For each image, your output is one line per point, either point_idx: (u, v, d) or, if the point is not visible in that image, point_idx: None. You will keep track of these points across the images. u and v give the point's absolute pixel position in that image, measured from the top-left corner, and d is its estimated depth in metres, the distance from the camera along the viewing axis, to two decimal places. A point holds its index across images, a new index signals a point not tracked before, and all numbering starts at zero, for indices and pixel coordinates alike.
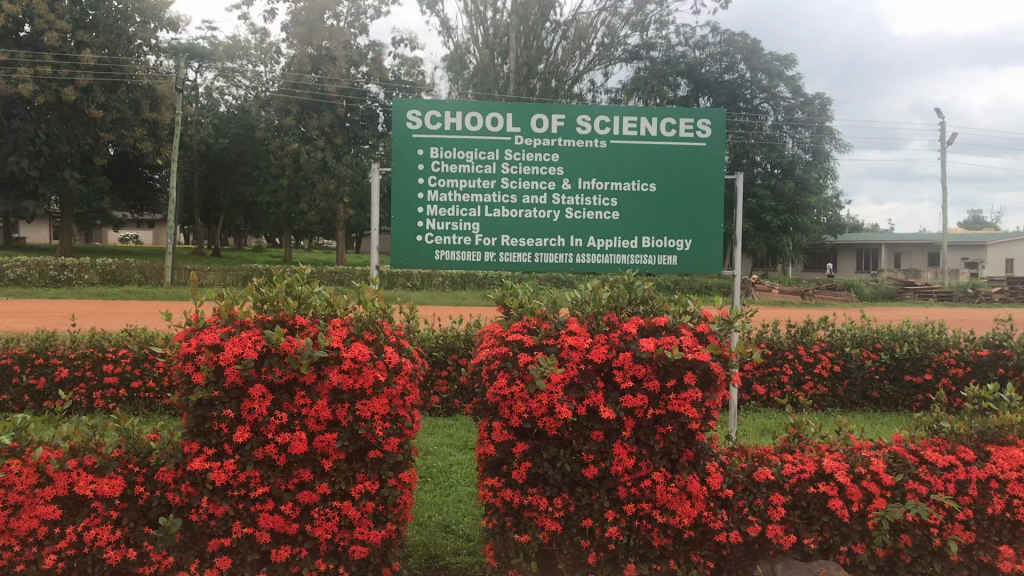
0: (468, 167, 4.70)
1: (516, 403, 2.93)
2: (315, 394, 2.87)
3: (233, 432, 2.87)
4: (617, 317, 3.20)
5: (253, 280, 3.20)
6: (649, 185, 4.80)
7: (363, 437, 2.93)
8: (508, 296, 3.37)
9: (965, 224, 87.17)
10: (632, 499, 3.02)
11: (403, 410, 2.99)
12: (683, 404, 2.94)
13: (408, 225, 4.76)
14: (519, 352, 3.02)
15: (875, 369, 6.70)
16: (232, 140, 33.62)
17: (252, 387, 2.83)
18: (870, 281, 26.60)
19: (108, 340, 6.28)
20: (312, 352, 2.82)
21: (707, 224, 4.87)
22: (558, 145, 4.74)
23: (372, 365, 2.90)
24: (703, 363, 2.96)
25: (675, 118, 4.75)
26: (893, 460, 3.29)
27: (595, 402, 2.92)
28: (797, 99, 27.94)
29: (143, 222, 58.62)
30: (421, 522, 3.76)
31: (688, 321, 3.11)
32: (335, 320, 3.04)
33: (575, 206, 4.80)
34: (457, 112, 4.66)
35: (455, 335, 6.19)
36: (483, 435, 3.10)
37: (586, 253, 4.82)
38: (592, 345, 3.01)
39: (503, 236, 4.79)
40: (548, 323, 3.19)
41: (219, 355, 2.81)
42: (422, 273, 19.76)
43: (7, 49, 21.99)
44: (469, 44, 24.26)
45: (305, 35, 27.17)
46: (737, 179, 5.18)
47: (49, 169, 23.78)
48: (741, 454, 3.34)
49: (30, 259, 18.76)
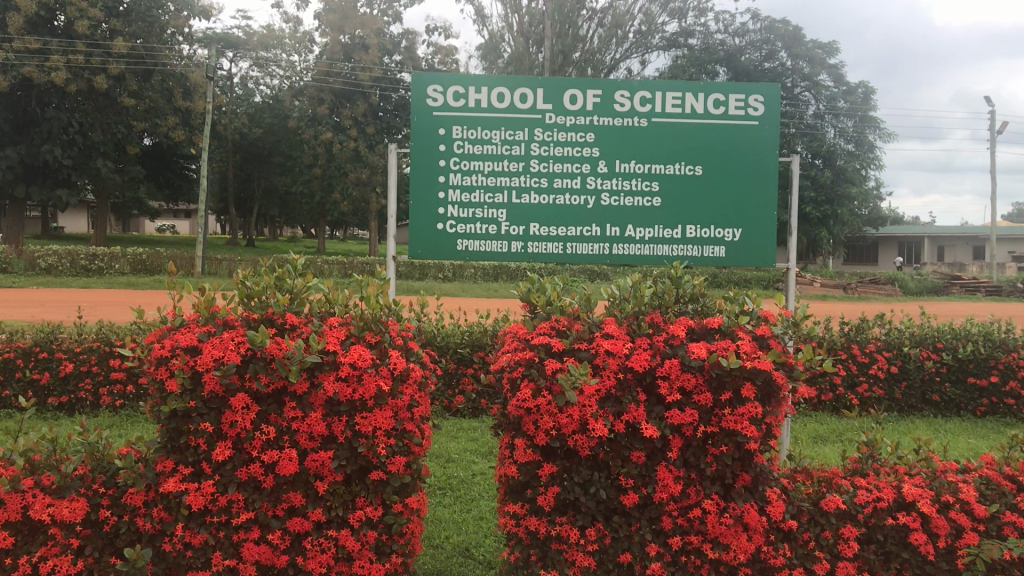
0: (494, 147, 4.27)
1: (542, 418, 2.51)
2: (308, 406, 2.46)
3: (212, 448, 2.47)
4: (662, 318, 2.73)
5: (241, 272, 2.79)
6: (695, 169, 4.32)
7: (363, 456, 2.51)
8: (535, 292, 2.91)
9: (1009, 216, 84.99)
10: (677, 531, 2.58)
11: (411, 425, 2.57)
12: (740, 421, 2.50)
13: (428, 212, 4.34)
14: (546, 358, 2.57)
15: (936, 371, 6.14)
16: (266, 129, 33.44)
17: (234, 397, 2.43)
18: (917, 274, 25.62)
19: (116, 334, 5.90)
20: (303, 356, 2.42)
21: (761, 214, 4.37)
22: (594, 124, 4.29)
23: (374, 371, 2.48)
24: (764, 372, 2.52)
25: (723, 95, 4.29)
26: (985, 487, 2.80)
27: (636, 417, 2.48)
28: (840, 88, 26.95)
29: (179, 210, 58.96)
30: (436, 544, 3.33)
31: (744, 322, 2.66)
32: (332, 319, 2.62)
33: (611, 191, 4.33)
34: (483, 87, 4.23)
35: (480, 331, 5.73)
36: (505, 454, 2.68)
37: (623, 243, 4.34)
38: (631, 349, 2.57)
39: (532, 225, 4.34)
40: (581, 324, 2.73)
41: (196, 360, 2.41)
42: (454, 265, 19.22)
43: (39, 38, 21.64)
44: (503, 32, 23.52)
45: (337, 23, 26.95)
46: (795, 161, 4.68)
47: (82, 158, 23.37)
48: (806, 479, 2.86)
49: (62, 248, 18.43)
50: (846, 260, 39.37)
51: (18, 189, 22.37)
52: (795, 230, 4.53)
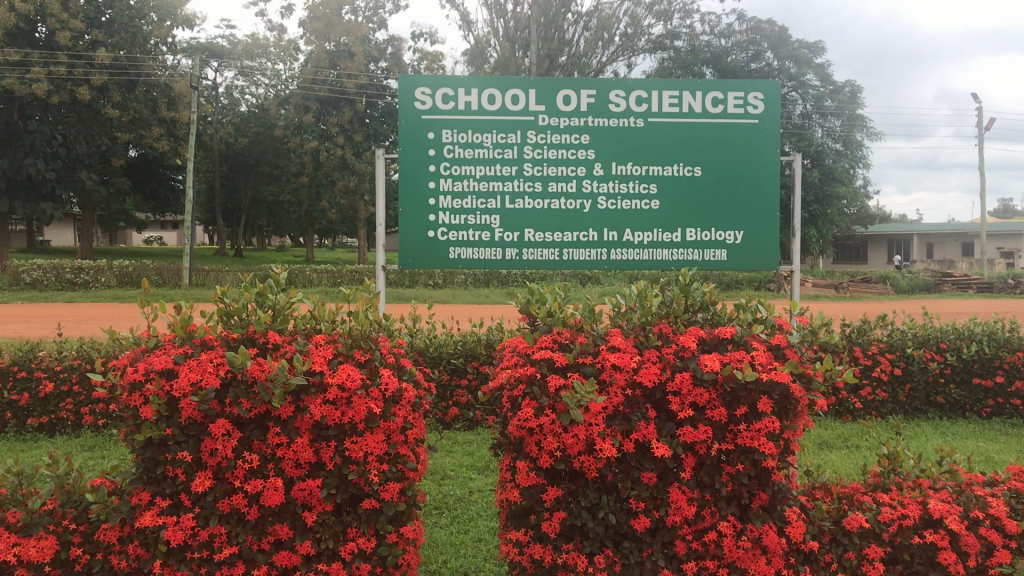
0: (485, 152, 4.11)
1: (546, 439, 2.34)
2: (293, 431, 2.30)
3: (191, 479, 2.29)
4: (671, 329, 2.56)
5: (221, 286, 2.60)
6: (694, 170, 4.16)
7: (354, 484, 2.34)
8: (534, 303, 2.74)
9: (997, 213, 85.29)
10: (692, 556, 2.41)
11: (405, 449, 2.40)
12: (756, 437, 2.34)
13: (417, 219, 4.16)
14: (549, 374, 2.40)
15: (940, 372, 5.95)
16: (252, 139, 33.21)
17: (214, 424, 2.26)
18: (908, 273, 25.50)
19: (98, 351, 5.69)
20: (287, 379, 2.25)
21: (765, 216, 4.20)
22: (588, 125, 4.13)
23: (364, 393, 2.31)
24: (781, 385, 2.35)
25: (722, 93, 4.14)
26: (1013, 501, 2.64)
27: (645, 436, 2.32)
28: (827, 88, 26.84)
29: (166, 221, 58.66)
30: (432, 569, 3.15)
31: (759, 332, 2.51)
32: (319, 337, 2.44)
33: (608, 194, 4.17)
34: (473, 88, 4.07)
35: (474, 340, 5.53)
36: (507, 478, 2.51)
37: (621, 249, 4.18)
38: (640, 363, 2.40)
39: (527, 230, 4.18)
40: (585, 336, 2.55)
41: (171, 384, 2.24)
42: (445, 272, 19.01)
43: (20, 50, 21.37)
44: (489, 37, 23.42)
45: (322, 30, 26.73)
46: (796, 159, 4.53)
47: (66, 170, 23.07)
48: (824, 495, 2.71)
49: (46, 262, 18.19)
50: (836, 259, 40.41)
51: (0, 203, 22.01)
52: (798, 232, 4.38)
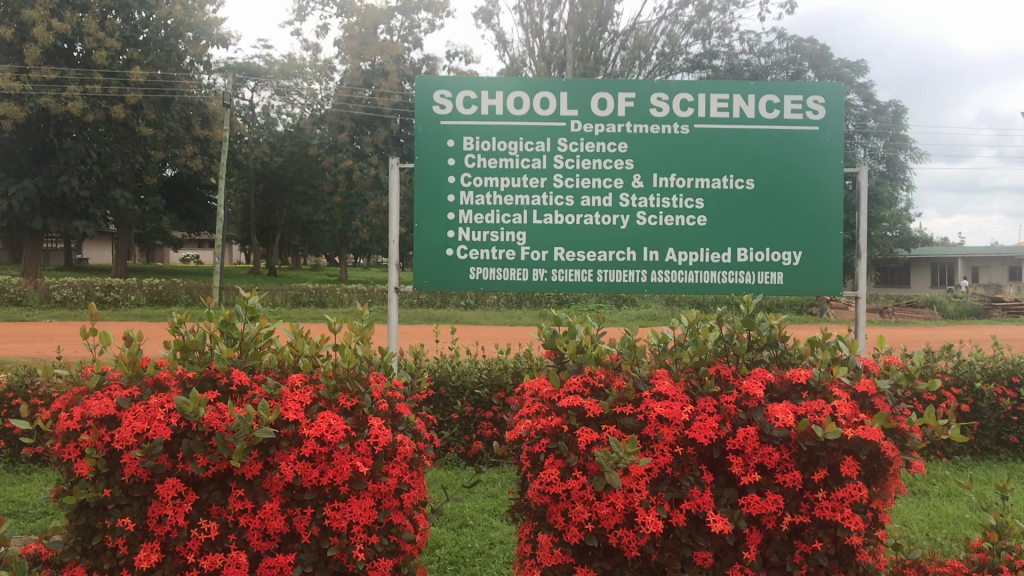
0: (510, 161, 3.68)
1: (575, 507, 1.88)
2: (260, 493, 1.86)
3: (135, 550, 1.85)
4: (731, 371, 2.08)
5: (181, 313, 2.14)
6: (746, 182, 3.69)
7: (336, 559, 1.89)
8: (562, 336, 2.26)
9: None
10: None
11: (400, 517, 1.95)
12: (838, 510, 1.87)
13: (434, 236, 3.71)
14: (577, 428, 1.93)
15: (1013, 410, 5.32)
16: (287, 158, 33.14)
17: (162, 484, 1.82)
18: (956, 298, 24.46)
19: None
20: (252, 430, 1.80)
21: (826, 233, 3.70)
22: (627, 132, 3.68)
23: (348, 448, 1.86)
24: (871, 444, 1.87)
25: (778, 96, 3.68)
26: None
27: (700, 506, 1.86)
28: (871, 107, 25.98)
29: (202, 239, 59.00)
30: None
31: (840, 376, 2.02)
32: (297, 377, 2.00)
33: (648, 209, 3.70)
34: (498, 91, 3.65)
35: (500, 369, 5.04)
36: (527, 551, 2.02)
37: (663, 270, 3.69)
38: (692, 415, 1.92)
39: (556, 249, 3.71)
40: (622, 378, 2.07)
41: (112, 434, 1.82)
42: (477, 293, 18.53)
43: (56, 68, 21.24)
44: (524, 56, 23.13)
45: (356, 49, 26.62)
46: (861, 172, 4.03)
47: (99, 188, 22.82)
48: None
49: (78, 281, 17.96)
50: (879, 282, 39.48)
51: (34, 220, 21.85)
52: (865, 253, 3.87)
